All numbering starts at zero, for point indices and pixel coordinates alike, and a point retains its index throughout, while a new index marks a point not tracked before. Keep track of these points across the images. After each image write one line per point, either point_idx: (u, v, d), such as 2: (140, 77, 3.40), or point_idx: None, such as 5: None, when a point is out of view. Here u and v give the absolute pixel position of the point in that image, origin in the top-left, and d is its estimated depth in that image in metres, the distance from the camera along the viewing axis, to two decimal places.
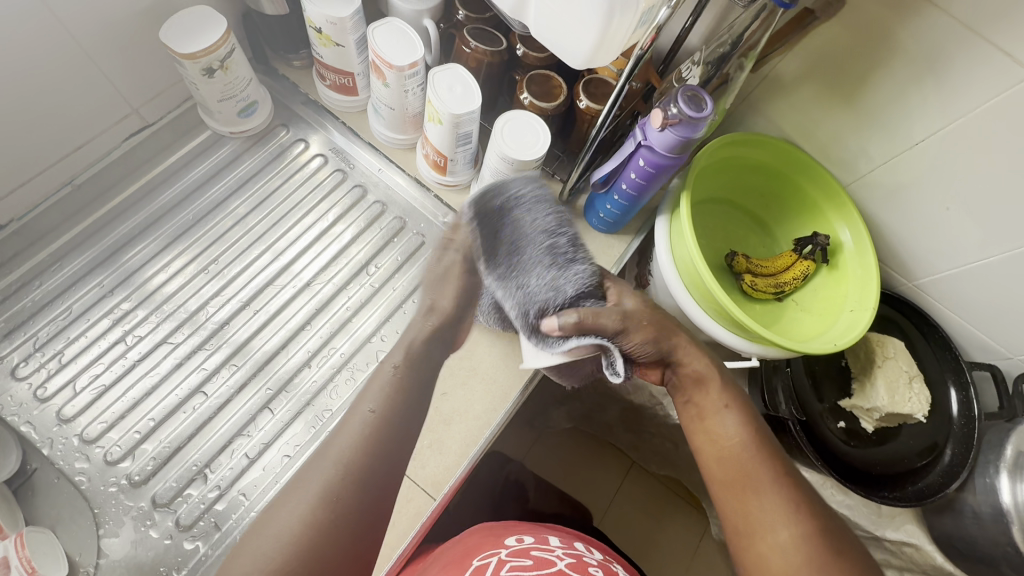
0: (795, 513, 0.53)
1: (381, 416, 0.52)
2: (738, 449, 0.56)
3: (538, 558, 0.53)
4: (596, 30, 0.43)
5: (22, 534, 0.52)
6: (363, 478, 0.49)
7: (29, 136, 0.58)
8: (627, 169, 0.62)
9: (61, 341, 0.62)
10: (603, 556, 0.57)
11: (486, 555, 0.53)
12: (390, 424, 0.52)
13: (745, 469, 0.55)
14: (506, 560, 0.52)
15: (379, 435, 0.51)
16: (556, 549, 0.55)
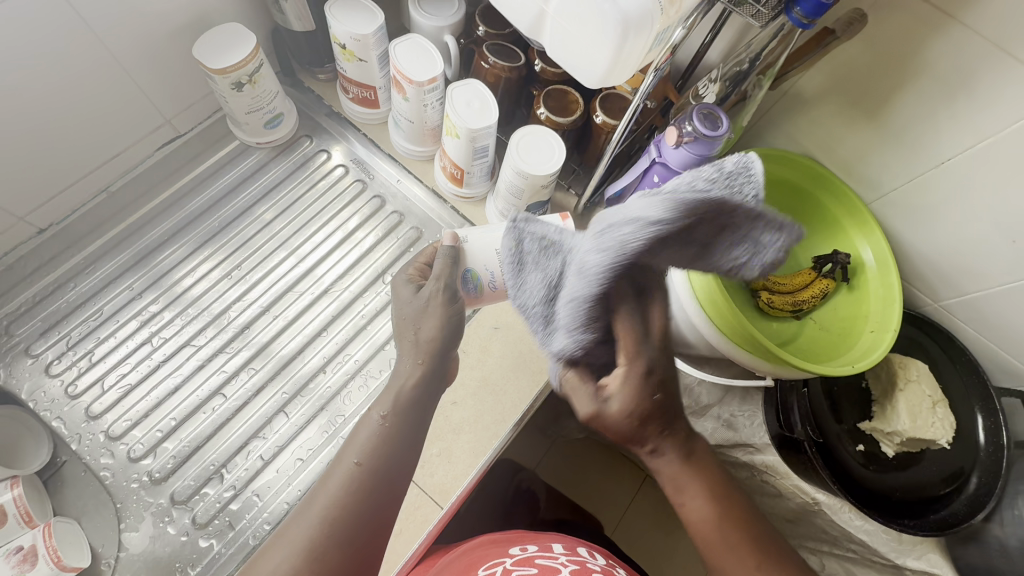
0: None
1: (366, 471, 0.48)
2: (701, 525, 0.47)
3: (543, 567, 0.52)
4: (611, 52, 0.43)
5: (50, 525, 0.55)
6: (345, 525, 0.45)
7: (70, 146, 0.61)
8: (642, 184, 0.62)
9: (92, 340, 0.65)
10: (607, 561, 0.57)
11: (490, 565, 0.53)
12: (374, 474, 0.48)
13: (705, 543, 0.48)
14: (510, 569, 0.52)
15: (364, 487, 0.47)
16: (560, 556, 0.55)
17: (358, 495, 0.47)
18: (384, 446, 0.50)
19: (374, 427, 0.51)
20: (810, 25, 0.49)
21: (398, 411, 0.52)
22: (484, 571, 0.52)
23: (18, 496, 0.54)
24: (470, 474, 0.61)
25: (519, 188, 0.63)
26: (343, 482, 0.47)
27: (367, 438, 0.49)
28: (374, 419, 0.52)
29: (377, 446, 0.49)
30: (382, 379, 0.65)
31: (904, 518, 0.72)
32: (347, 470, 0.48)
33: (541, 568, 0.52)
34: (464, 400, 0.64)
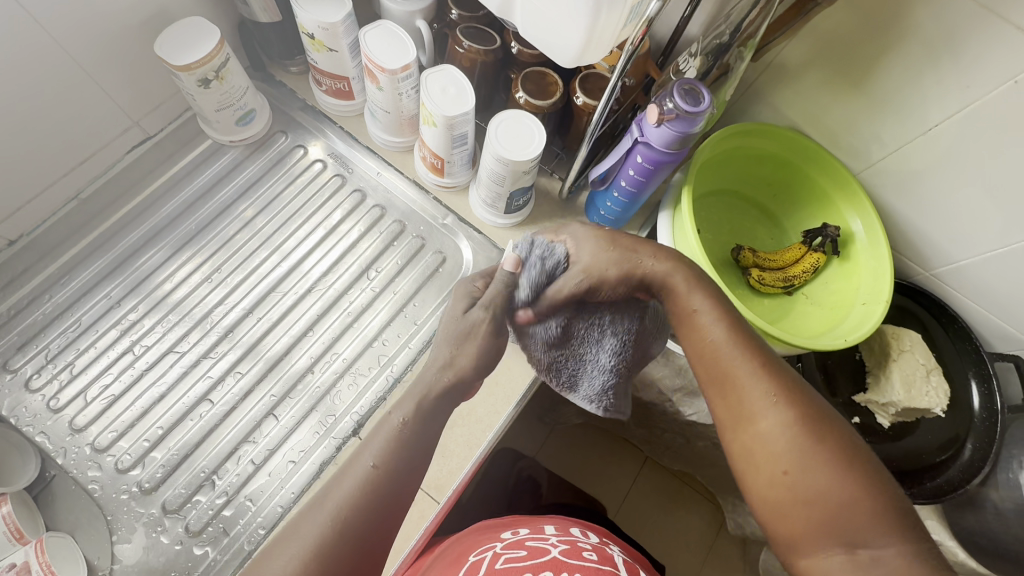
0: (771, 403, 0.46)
1: (383, 473, 0.47)
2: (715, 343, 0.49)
3: (533, 549, 0.52)
4: (585, 27, 0.42)
5: (41, 540, 0.54)
6: (356, 527, 0.45)
7: (35, 154, 0.59)
8: (626, 165, 0.61)
9: (71, 352, 0.63)
10: (599, 539, 0.57)
11: (481, 550, 0.53)
12: (392, 476, 0.48)
13: (722, 365, 0.49)
14: (501, 553, 0.51)
15: (382, 491, 0.47)
16: (551, 537, 0.54)
17: (376, 497, 0.47)
18: (402, 447, 0.49)
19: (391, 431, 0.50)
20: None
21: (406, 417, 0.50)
22: (474, 557, 0.52)
23: (6, 514, 0.54)
24: (464, 467, 0.60)
25: (501, 175, 0.62)
26: (359, 490, 0.46)
27: (385, 439, 0.49)
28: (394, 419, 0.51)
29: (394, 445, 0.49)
30: (371, 377, 0.64)
31: (901, 487, 0.73)
32: (365, 474, 0.47)
33: (531, 550, 0.51)
34: None
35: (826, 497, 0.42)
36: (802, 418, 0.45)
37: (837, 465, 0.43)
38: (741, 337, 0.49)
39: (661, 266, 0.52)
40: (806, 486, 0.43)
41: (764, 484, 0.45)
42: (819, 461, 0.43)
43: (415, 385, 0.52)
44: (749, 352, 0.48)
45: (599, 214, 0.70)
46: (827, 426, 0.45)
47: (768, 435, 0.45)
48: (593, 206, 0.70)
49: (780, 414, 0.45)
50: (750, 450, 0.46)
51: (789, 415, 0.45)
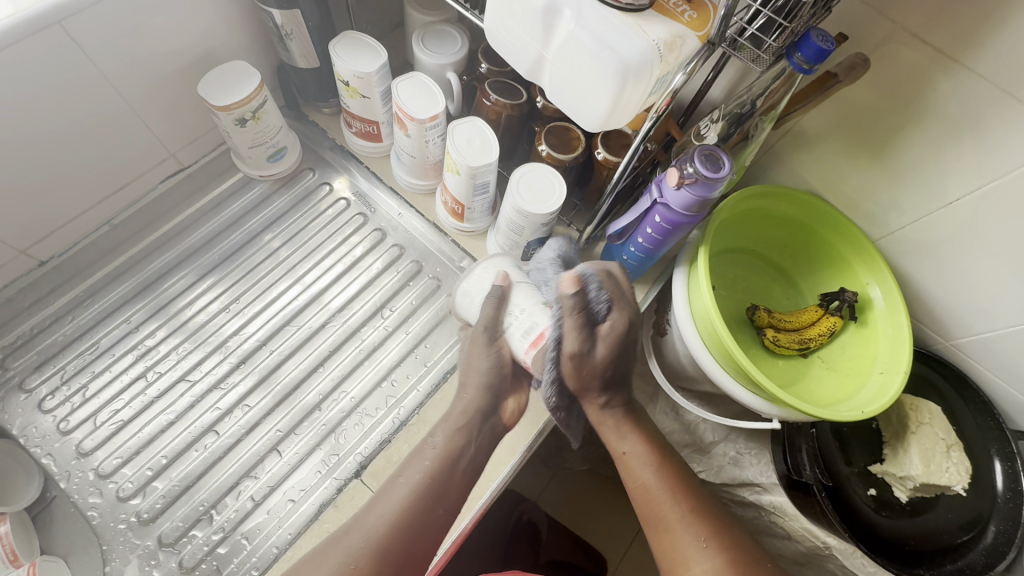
0: (704, 546, 0.56)
1: (412, 508, 0.55)
2: (654, 492, 0.60)
3: None
4: (610, 97, 0.43)
5: (34, 564, 0.54)
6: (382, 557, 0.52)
7: (74, 181, 0.62)
8: (644, 223, 0.61)
9: (86, 375, 0.64)
10: None
11: None
12: (420, 514, 0.54)
13: (660, 515, 0.59)
14: None
15: (410, 522, 0.54)
16: None
17: (410, 530, 0.54)
18: (429, 499, 0.55)
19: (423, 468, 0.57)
20: (831, 48, 0.45)
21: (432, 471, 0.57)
22: None
23: (4, 534, 0.54)
24: (474, 507, 0.58)
25: (519, 225, 0.63)
26: (388, 519, 0.54)
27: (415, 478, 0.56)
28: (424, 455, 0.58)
29: (425, 480, 0.56)
30: (378, 418, 0.64)
31: (919, 567, 0.69)
32: (391, 514, 0.54)
33: None
34: None
35: None
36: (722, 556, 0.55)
37: None
38: (674, 469, 0.62)
39: (634, 441, 0.63)
40: None
41: None
42: None
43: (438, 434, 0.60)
44: (677, 487, 0.60)
45: None
46: (740, 552, 0.56)
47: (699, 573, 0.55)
48: (609, 257, 0.71)
49: (708, 552, 0.56)
50: None
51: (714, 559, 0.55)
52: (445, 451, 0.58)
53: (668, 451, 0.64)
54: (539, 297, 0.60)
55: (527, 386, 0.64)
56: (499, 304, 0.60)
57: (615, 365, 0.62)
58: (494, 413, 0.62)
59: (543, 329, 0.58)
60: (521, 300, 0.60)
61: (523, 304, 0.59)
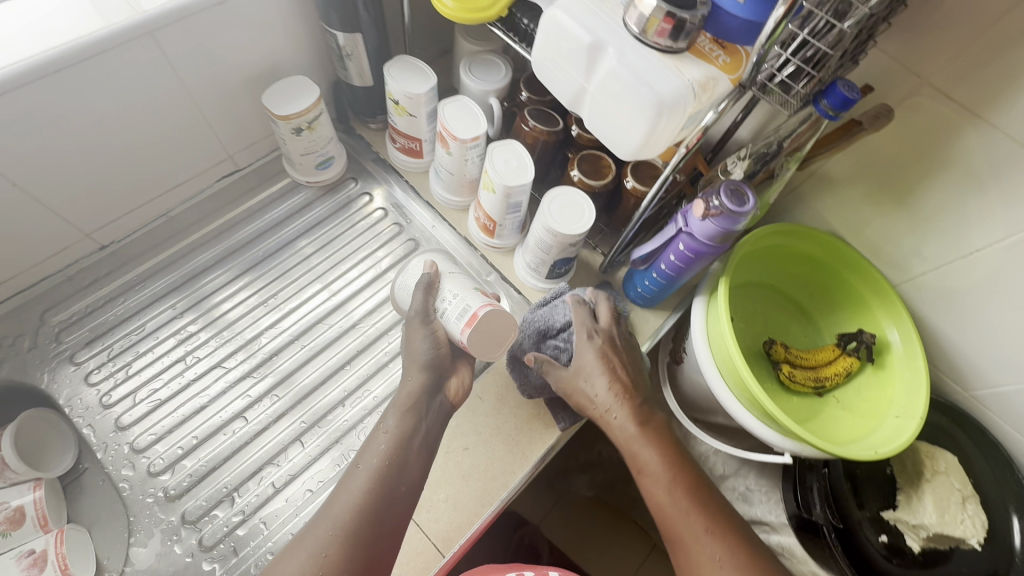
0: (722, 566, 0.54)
1: (372, 494, 0.53)
2: (671, 506, 0.57)
3: None
4: (645, 128, 0.46)
5: (62, 532, 0.62)
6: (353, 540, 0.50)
7: (141, 174, 0.67)
8: (668, 250, 0.64)
9: (131, 354, 0.67)
10: None
11: None
12: (383, 493, 0.53)
13: (679, 531, 0.56)
14: None
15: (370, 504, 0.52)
16: None
17: (372, 512, 0.52)
18: (388, 475, 0.54)
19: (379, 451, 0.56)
20: (856, 97, 0.48)
21: (389, 454, 0.55)
22: None
23: (37, 499, 0.63)
24: (480, 516, 0.61)
25: (548, 244, 0.66)
26: (356, 503, 0.52)
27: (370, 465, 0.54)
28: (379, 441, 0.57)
29: (382, 463, 0.55)
30: None
31: None
32: (352, 501, 0.52)
33: None
34: (476, 446, 0.65)
35: None
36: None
37: None
38: (691, 478, 0.59)
39: (651, 451, 0.58)
40: None
41: None
42: None
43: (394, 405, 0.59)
44: (696, 501, 0.57)
45: (636, 290, 0.73)
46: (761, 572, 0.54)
47: None
48: (631, 282, 0.73)
49: (730, 573, 0.53)
50: None
51: None
52: (399, 431, 0.57)
53: (686, 458, 0.60)
54: (470, 285, 0.64)
55: (467, 365, 0.65)
56: (429, 289, 0.64)
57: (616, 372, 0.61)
58: (441, 390, 0.61)
59: (475, 309, 0.61)
60: (452, 286, 0.63)
61: (453, 289, 0.63)
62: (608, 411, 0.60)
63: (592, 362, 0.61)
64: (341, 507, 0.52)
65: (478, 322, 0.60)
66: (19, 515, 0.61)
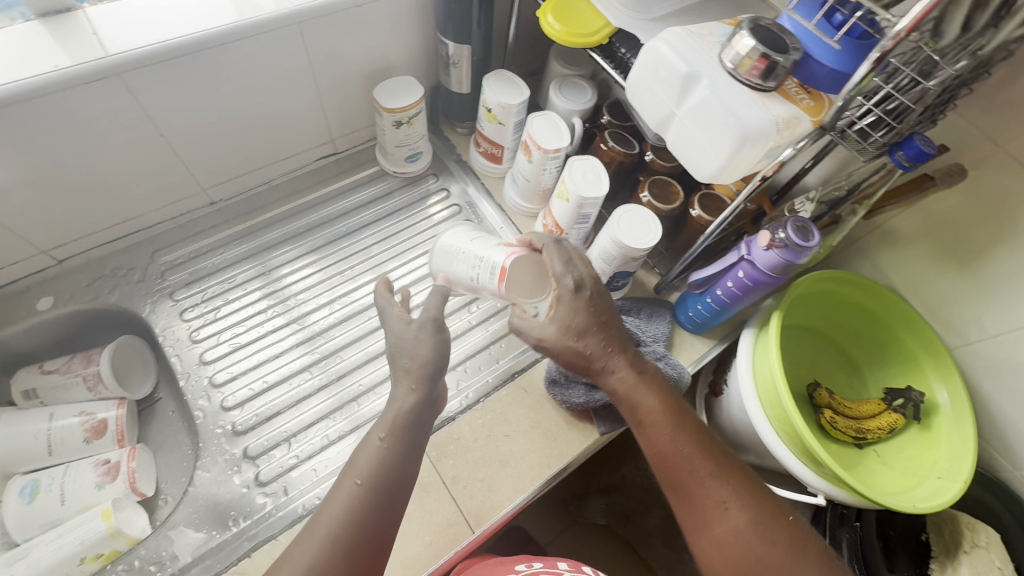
0: (727, 506, 0.55)
1: (372, 486, 0.50)
2: (674, 451, 0.57)
3: None
4: (726, 155, 0.51)
5: (135, 449, 0.68)
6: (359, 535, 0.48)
7: (259, 144, 0.76)
8: (726, 277, 0.67)
9: (221, 299, 0.75)
10: None
11: None
12: (381, 492, 0.50)
13: (684, 476, 0.57)
14: None
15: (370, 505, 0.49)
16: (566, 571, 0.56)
17: (367, 511, 0.49)
18: (387, 468, 0.51)
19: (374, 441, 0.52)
20: (933, 152, 0.51)
21: (384, 456, 0.51)
22: None
23: (119, 416, 0.69)
24: (514, 500, 0.64)
25: (611, 255, 0.70)
26: (349, 504, 0.48)
27: (370, 458, 0.51)
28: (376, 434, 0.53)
29: (380, 458, 0.51)
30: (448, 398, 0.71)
31: None
32: (353, 492, 0.49)
33: None
34: (516, 435, 0.68)
35: None
36: (748, 515, 0.55)
37: (785, 560, 0.53)
38: (691, 427, 0.59)
39: (647, 396, 0.59)
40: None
41: None
42: (779, 556, 0.53)
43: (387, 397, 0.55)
44: (698, 445, 0.58)
45: (687, 314, 0.75)
46: (765, 510, 0.55)
47: (731, 530, 0.54)
48: (683, 305, 0.76)
49: (737, 513, 0.55)
50: (713, 539, 0.55)
51: (743, 517, 0.54)
52: (388, 424, 0.53)
53: (685, 407, 0.60)
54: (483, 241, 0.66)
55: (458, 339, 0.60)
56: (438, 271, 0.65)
57: (601, 324, 0.61)
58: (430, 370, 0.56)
59: (502, 261, 0.63)
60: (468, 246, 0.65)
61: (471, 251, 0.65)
62: (603, 360, 0.60)
63: (577, 312, 0.60)
64: (335, 508, 0.48)
65: (502, 272, 0.62)
66: (102, 426, 0.68)
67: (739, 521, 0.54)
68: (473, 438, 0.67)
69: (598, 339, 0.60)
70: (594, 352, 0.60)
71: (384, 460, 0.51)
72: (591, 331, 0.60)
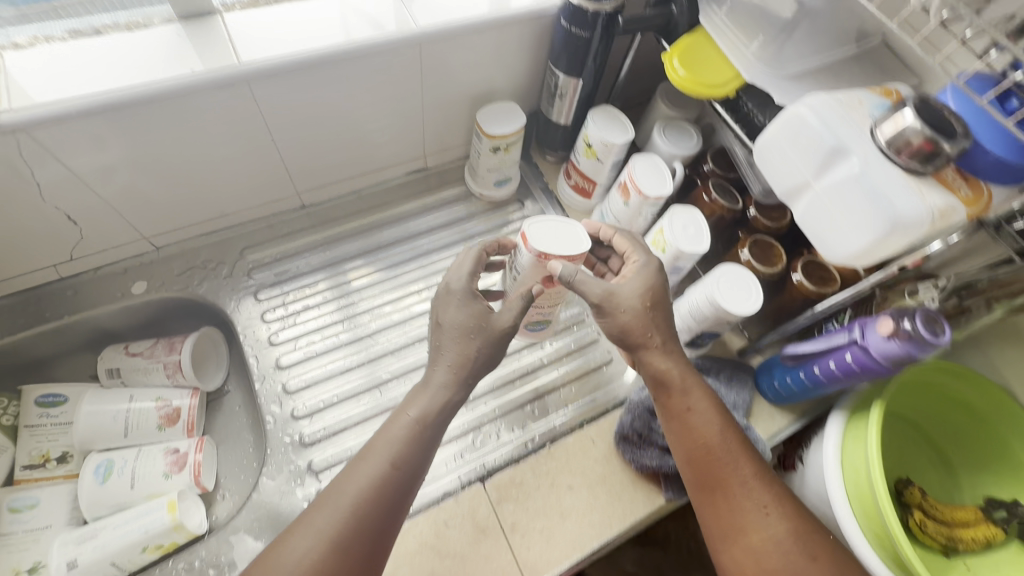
0: (768, 512, 0.52)
1: (399, 475, 0.50)
2: (716, 447, 0.55)
3: None
4: (869, 240, 0.47)
5: (202, 441, 0.69)
6: (371, 522, 0.48)
7: (356, 154, 0.76)
8: (829, 356, 0.62)
9: (302, 305, 0.75)
10: None
11: None
12: (406, 480, 0.51)
13: (723, 478, 0.54)
14: None
15: (389, 494, 0.49)
16: None
17: (383, 498, 0.49)
18: (415, 454, 0.52)
19: (405, 427, 0.53)
20: None
21: (411, 441, 0.52)
22: None
23: (191, 406, 0.71)
24: (573, 559, 0.61)
25: (703, 314, 0.66)
26: (375, 486, 0.49)
27: (401, 437, 0.52)
28: (407, 418, 0.53)
29: (406, 445, 0.52)
30: (512, 437, 0.70)
31: None
32: (375, 478, 0.50)
33: None
34: (580, 488, 0.65)
35: None
36: (790, 524, 0.51)
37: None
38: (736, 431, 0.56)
39: (700, 389, 0.57)
40: None
41: None
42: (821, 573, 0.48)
43: (424, 387, 0.55)
44: (741, 446, 0.55)
45: (771, 384, 0.71)
46: (807, 524, 0.51)
47: (768, 538, 0.50)
48: (767, 373, 0.71)
49: (777, 521, 0.51)
50: (748, 546, 0.51)
51: (783, 526, 0.51)
52: (424, 407, 0.54)
53: (726, 405, 0.59)
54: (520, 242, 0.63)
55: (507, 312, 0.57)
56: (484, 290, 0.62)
57: (665, 306, 0.59)
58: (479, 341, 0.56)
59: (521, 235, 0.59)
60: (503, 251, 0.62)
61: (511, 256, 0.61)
62: (662, 339, 0.58)
63: (648, 280, 0.59)
64: (347, 488, 0.49)
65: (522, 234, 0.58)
66: (175, 414, 0.70)
67: (780, 530, 0.51)
68: (534, 483, 0.65)
69: (661, 313, 0.59)
70: (651, 325, 0.58)
71: (413, 445, 0.52)
72: (653, 308, 0.58)
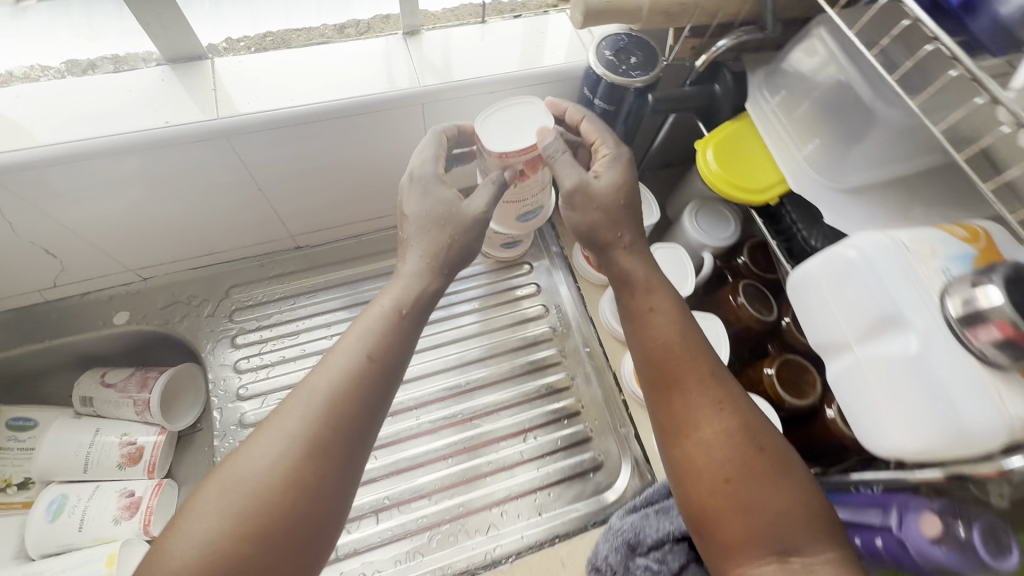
0: (721, 408, 0.44)
1: (373, 367, 0.46)
2: (674, 351, 0.47)
3: None
4: (921, 442, 0.36)
5: (160, 485, 0.67)
6: (346, 423, 0.43)
7: (355, 202, 0.71)
8: (853, 531, 0.49)
9: (278, 356, 0.70)
10: None
11: None
12: (382, 372, 0.46)
13: (679, 372, 0.45)
14: None
15: (356, 394, 0.44)
16: None
17: (345, 416, 0.43)
18: (377, 371, 0.46)
19: (379, 315, 0.48)
20: None
21: (382, 345, 0.47)
22: None
23: (156, 443, 0.68)
24: None
25: None
26: (347, 375, 0.44)
27: (376, 329, 0.47)
28: (385, 308, 0.49)
29: (387, 340, 0.47)
30: (474, 542, 0.62)
31: None
32: (337, 379, 0.44)
33: None
34: None
35: (771, 513, 0.39)
36: (741, 427, 0.43)
37: (771, 484, 0.40)
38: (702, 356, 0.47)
39: (669, 312, 0.48)
40: (751, 491, 0.40)
41: (703, 489, 0.41)
42: (770, 491, 0.40)
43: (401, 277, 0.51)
44: (699, 350, 0.47)
45: None
46: (760, 436, 0.42)
47: (712, 439, 0.42)
48: None
49: (726, 420, 0.43)
50: (687, 460, 0.42)
51: (733, 427, 0.42)
52: (399, 298, 0.49)
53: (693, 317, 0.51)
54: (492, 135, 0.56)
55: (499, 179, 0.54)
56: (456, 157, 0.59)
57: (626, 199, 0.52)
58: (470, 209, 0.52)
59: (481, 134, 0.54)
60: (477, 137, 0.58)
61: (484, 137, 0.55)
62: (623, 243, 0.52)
63: (614, 183, 0.52)
64: (318, 387, 0.44)
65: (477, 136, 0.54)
66: (138, 453, 0.68)
67: (727, 434, 0.42)
68: None
69: (626, 229, 0.52)
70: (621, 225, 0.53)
71: (389, 345, 0.47)
72: (622, 214, 0.52)
